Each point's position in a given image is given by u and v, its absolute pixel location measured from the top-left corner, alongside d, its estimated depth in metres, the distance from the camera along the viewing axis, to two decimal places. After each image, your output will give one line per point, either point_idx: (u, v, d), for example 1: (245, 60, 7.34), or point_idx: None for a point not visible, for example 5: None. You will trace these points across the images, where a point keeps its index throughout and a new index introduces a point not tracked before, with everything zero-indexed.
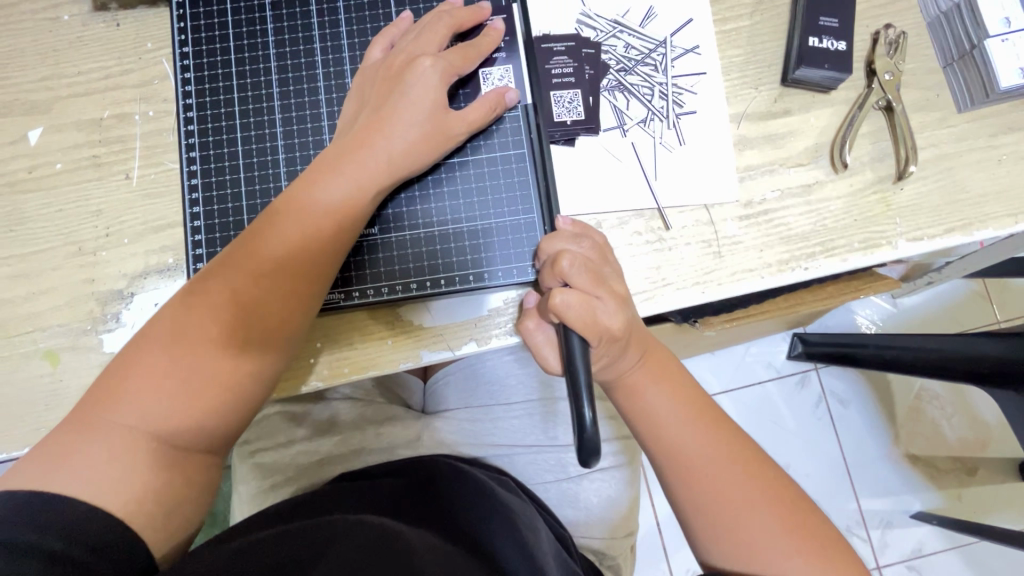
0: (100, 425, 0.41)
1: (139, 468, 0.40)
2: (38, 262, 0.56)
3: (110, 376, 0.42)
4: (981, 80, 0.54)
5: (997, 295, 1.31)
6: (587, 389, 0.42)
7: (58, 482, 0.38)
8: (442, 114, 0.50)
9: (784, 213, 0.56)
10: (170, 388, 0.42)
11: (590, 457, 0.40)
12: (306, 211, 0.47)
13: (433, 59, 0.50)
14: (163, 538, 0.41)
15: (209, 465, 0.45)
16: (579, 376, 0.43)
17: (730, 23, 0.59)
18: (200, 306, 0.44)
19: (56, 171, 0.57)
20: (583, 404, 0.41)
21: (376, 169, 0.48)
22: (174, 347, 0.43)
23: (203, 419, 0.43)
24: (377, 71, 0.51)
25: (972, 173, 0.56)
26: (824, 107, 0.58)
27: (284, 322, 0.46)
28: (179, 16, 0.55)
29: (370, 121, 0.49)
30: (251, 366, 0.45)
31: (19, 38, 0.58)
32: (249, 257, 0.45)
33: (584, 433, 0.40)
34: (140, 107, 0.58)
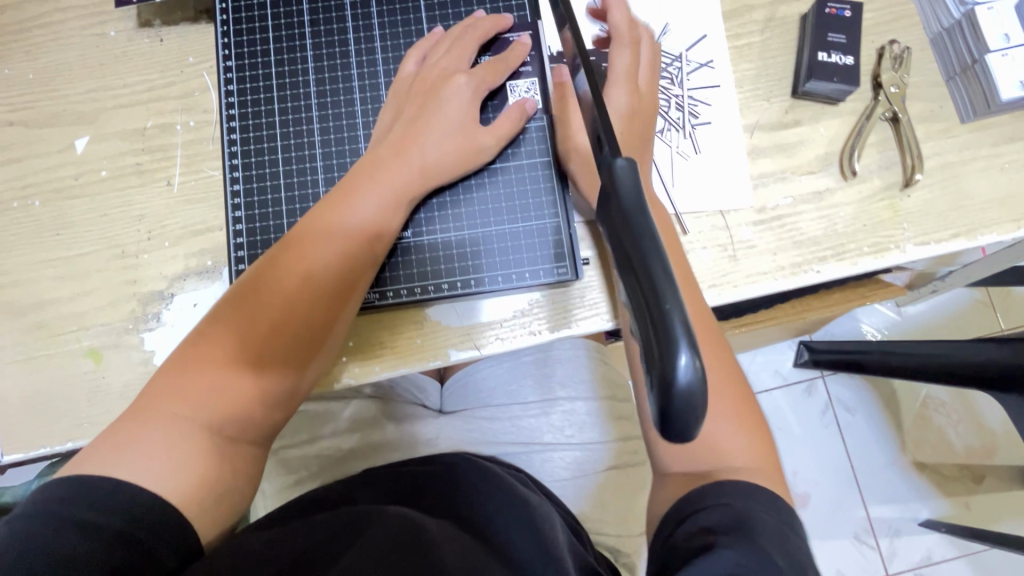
0: (160, 415, 0.44)
1: (195, 456, 0.43)
2: (83, 264, 0.58)
3: (165, 376, 0.45)
4: (983, 93, 0.57)
5: (1000, 303, 1.33)
6: (683, 331, 0.24)
7: (121, 467, 0.41)
8: (472, 126, 0.53)
9: (797, 218, 0.58)
10: (217, 390, 0.45)
11: (682, 435, 0.24)
12: (346, 214, 0.49)
13: (466, 76, 0.53)
14: (213, 524, 0.44)
15: (252, 456, 0.48)
16: (674, 319, 0.24)
17: (742, 39, 0.62)
18: (247, 306, 0.47)
19: (101, 178, 0.60)
20: (677, 353, 0.23)
21: (411, 176, 0.51)
22: (219, 352, 0.46)
23: (253, 410, 0.46)
24: (411, 84, 0.54)
25: (975, 181, 0.59)
26: (833, 118, 0.60)
27: (325, 318, 0.48)
28: (222, 33, 0.59)
29: (405, 131, 0.52)
30: (296, 361, 0.48)
31: (68, 53, 0.62)
32: (293, 257, 0.48)
33: (677, 392, 0.23)
34: (181, 118, 0.61)
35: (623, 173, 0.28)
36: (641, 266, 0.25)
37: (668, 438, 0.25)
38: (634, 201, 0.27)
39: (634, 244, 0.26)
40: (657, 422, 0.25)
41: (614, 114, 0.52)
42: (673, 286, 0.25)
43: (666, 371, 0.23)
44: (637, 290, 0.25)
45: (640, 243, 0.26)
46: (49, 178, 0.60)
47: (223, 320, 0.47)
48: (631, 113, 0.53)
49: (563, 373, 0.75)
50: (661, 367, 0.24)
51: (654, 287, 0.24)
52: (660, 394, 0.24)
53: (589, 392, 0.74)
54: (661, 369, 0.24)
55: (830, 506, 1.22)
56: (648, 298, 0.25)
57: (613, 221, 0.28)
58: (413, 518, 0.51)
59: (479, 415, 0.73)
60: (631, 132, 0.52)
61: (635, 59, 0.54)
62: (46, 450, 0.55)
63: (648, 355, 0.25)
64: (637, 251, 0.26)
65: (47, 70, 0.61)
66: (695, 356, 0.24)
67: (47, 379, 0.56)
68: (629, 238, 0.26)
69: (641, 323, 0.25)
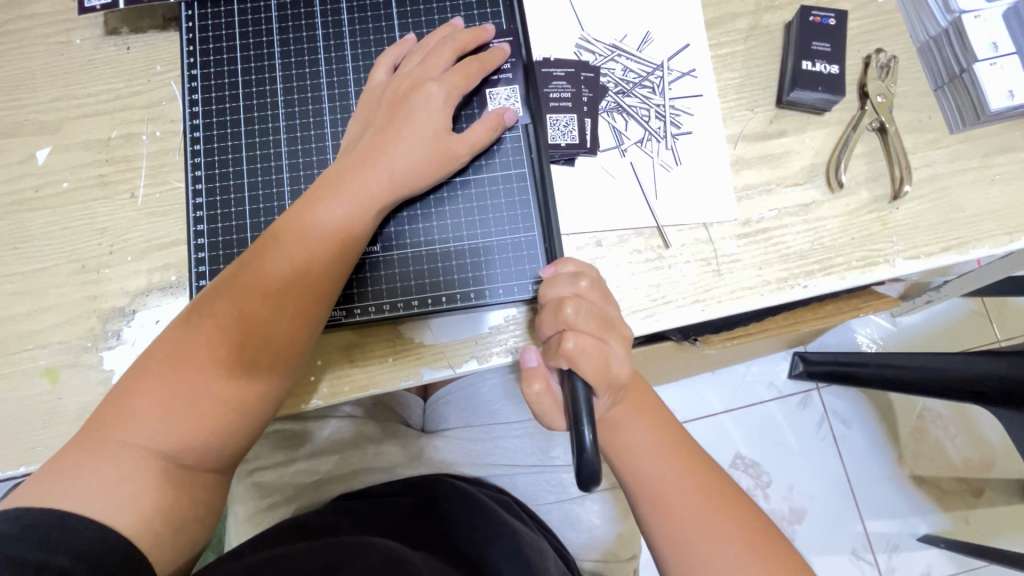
0: (112, 438, 0.42)
1: (149, 484, 0.42)
2: (42, 280, 0.56)
3: (118, 396, 0.44)
4: (972, 103, 0.56)
5: (996, 315, 1.32)
6: (586, 415, 0.40)
7: (71, 499, 0.40)
8: (444, 135, 0.51)
9: (783, 231, 0.57)
10: (176, 413, 0.43)
11: (589, 481, 0.37)
12: (312, 228, 0.47)
13: (439, 84, 0.52)
14: (168, 557, 0.42)
15: (213, 487, 0.47)
16: (579, 401, 0.41)
17: (726, 48, 0.60)
18: (205, 323, 0.45)
19: (62, 190, 0.58)
20: (583, 428, 0.39)
21: (379, 189, 0.49)
22: (175, 370, 0.44)
23: (214, 435, 0.45)
24: (383, 93, 0.53)
25: (966, 192, 0.57)
26: (819, 128, 0.59)
27: (288, 338, 0.47)
28: (188, 40, 0.57)
29: (374, 141, 0.50)
30: (258, 386, 0.46)
31: (31, 61, 0.60)
32: (254, 273, 0.46)
33: (584, 453, 0.38)
34: (147, 128, 0.59)
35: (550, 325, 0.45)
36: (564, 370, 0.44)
37: (583, 485, 0.38)
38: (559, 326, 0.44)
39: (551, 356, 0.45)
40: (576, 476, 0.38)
41: (581, 324, 0.43)
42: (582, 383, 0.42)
43: (578, 437, 0.38)
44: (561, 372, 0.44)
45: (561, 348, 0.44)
46: (10, 189, 0.58)
47: (184, 336, 0.45)
48: (593, 316, 0.44)
49: None
50: (576, 434, 0.39)
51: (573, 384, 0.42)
52: (576, 452, 0.38)
53: None
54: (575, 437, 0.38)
55: (829, 522, 1.19)
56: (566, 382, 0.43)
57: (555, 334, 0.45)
58: (393, 556, 0.48)
59: (460, 435, 0.71)
60: (601, 329, 0.44)
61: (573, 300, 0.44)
62: None
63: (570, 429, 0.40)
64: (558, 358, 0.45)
65: (10, 79, 0.60)
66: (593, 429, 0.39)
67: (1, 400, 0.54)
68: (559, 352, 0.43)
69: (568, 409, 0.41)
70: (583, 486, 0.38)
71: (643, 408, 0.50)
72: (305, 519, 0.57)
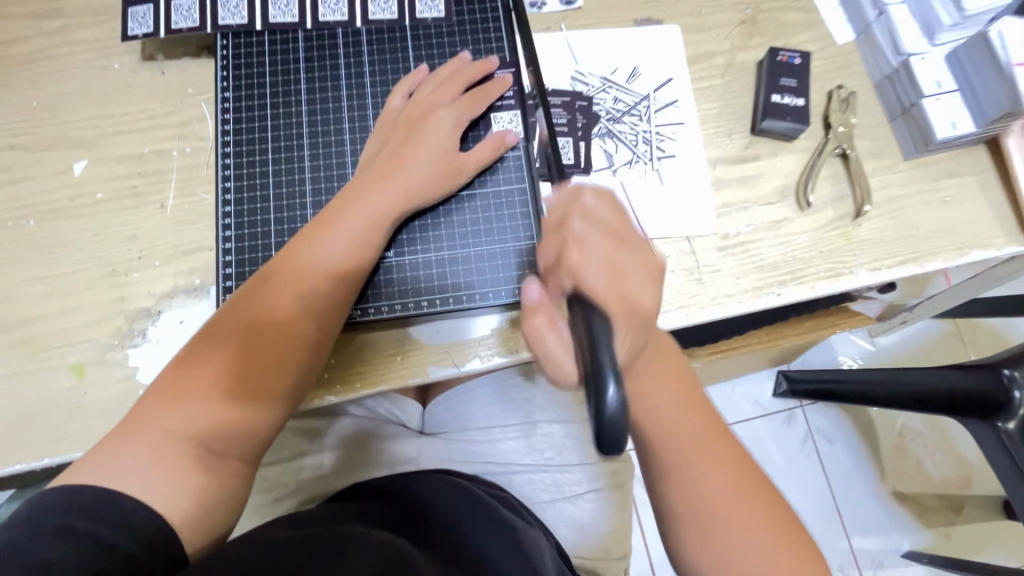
0: (150, 423, 0.46)
1: (181, 465, 0.45)
2: (73, 282, 0.60)
3: (156, 392, 0.48)
4: (922, 133, 0.63)
5: (967, 335, 1.39)
6: (612, 371, 0.32)
7: (111, 478, 0.43)
8: (454, 154, 0.57)
9: (758, 245, 0.62)
10: (210, 405, 0.47)
11: (612, 445, 0.32)
12: (335, 234, 0.53)
13: (450, 111, 0.58)
14: (199, 531, 0.45)
15: (238, 475, 0.49)
16: (603, 356, 0.33)
17: (705, 82, 0.67)
18: (238, 326, 0.50)
19: (96, 200, 0.62)
20: (607, 386, 0.32)
21: (395, 203, 0.55)
22: (208, 369, 0.48)
23: (245, 424, 0.49)
24: (398, 116, 0.59)
25: (920, 212, 0.64)
26: (789, 154, 0.65)
27: (311, 333, 0.51)
28: (222, 66, 0.62)
29: (390, 161, 0.56)
30: (285, 379, 0.50)
31: (72, 83, 0.65)
32: (281, 275, 0.51)
33: (605, 411, 0.31)
34: (179, 145, 0.64)
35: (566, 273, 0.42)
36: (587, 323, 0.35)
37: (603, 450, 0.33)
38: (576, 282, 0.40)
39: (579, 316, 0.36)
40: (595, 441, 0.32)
41: (589, 233, 0.43)
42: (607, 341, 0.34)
43: (600, 397, 0.32)
44: (586, 343, 0.34)
45: (582, 310, 0.36)
46: (46, 199, 0.62)
47: (216, 339, 0.50)
48: (603, 230, 0.44)
49: (543, 397, 0.76)
50: (598, 395, 0.32)
51: (595, 339, 0.34)
52: (595, 414, 0.32)
53: (568, 415, 0.76)
54: (596, 399, 0.32)
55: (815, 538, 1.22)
56: (591, 356, 0.33)
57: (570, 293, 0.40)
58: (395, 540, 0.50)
59: (460, 437, 0.74)
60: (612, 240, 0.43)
61: (582, 213, 0.44)
62: (21, 466, 0.55)
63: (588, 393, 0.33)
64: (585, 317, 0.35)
65: (52, 98, 0.65)
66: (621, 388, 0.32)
67: (28, 395, 0.57)
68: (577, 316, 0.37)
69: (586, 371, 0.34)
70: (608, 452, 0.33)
71: (669, 378, 0.50)
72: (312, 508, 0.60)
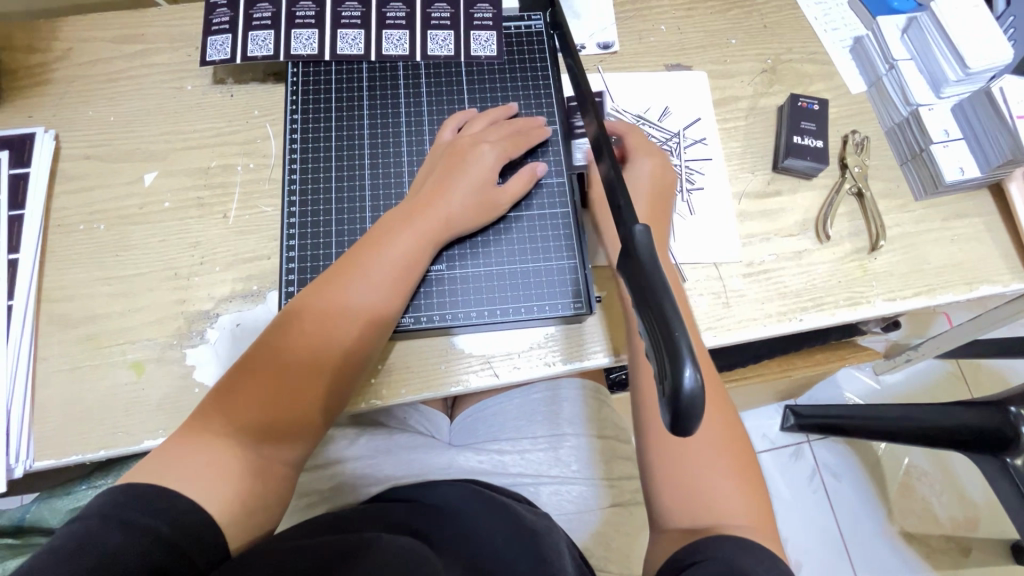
0: (208, 424, 0.50)
1: (231, 469, 0.48)
2: (137, 284, 0.63)
3: (213, 399, 0.51)
4: (931, 176, 0.69)
5: (970, 375, 1.42)
6: (688, 354, 0.32)
7: (170, 479, 0.46)
8: (491, 189, 0.62)
9: (781, 273, 0.67)
10: (255, 415, 0.50)
11: (690, 422, 0.32)
12: (378, 257, 0.56)
13: (490, 147, 0.63)
14: (244, 533, 0.48)
15: (282, 478, 0.52)
16: (678, 337, 0.33)
17: (730, 123, 0.73)
18: (286, 342, 0.53)
19: (163, 208, 0.66)
20: (683, 368, 0.32)
21: (434, 232, 0.59)
22: (257, 381, 0.52)
23: (287, 435, 0.52)
24: (442, 151, 0.64)
25: (930, 249, 0.68)
26: (808, 191, 0.71)
27: (355, 346, 0.55)
28: (292, 92, 0.68)
29: (432, 192, 0.60)
30: (326, 394, 0.54)
31: (148, 102, 0.71)
32: (328, 291, 0.55)
33: (683, 394, 0.32)
34: (243, 161, 0.69)
35: (641, 235, 0.39)
36: (658, 304, 0.35)
37: (675, 431, 0.33)
38: (647, 253, 0.38)
39: (651, 294, 0.36)
40: (668, 422, 0.33)
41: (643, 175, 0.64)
42: (681, 320, 0.34)
43: (675, 381, 0.32)
44: (656, 321, 0.35)
45: (650, 286, 0.37)
46: (117, 206, 0.66)
47: (265, 354, 0.53)
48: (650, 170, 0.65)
49: (570, 411, 0.79)
50: (673, 379, 0.32)
51: (668, 322, 0.34)
52: (671, 398, 0.32)
53: (591, 430, 0.79)
54: (672, 382, 0.32)
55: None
56: (663, 334, 0.34)
57: (632, 267, 0.39)
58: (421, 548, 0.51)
59: (488, 448, 0.75)
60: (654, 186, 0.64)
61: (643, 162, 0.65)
62: (77, 457, 0.57)
63: (662, 377, 0.34)
64: (655, 295, 0.36)
65: (128, 115, 0.70)
66: (697, 370, 0.32)
67: (88, 389, 0.59)
68: (644, 289, 0.37)
69: (657, 353, 0.34)
70: (678, 434, 0.33)
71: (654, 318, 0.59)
72: (338, 517, 0.60)
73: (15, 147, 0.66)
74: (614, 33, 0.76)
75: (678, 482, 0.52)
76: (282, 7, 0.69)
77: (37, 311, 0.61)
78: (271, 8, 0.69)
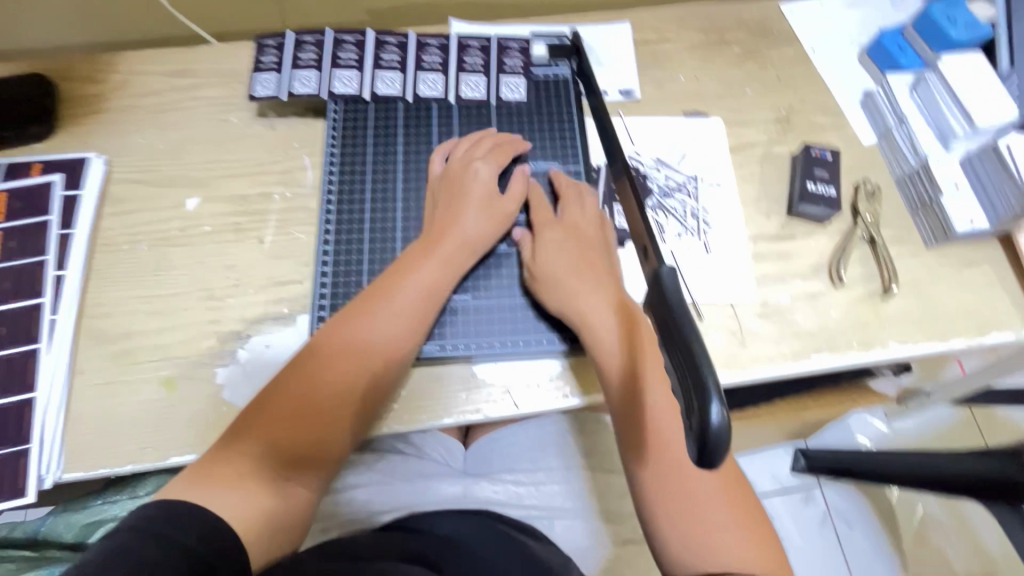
0: (237, 440, 0.52)
1: (260, 485, 0.51)
2: (173, 303, 0.66)
3: (245, 423, 0.54)
4: (941, 225, 0.71)
5: (983, 424, 1.41)
6: (716, 393, 0.35)
7: (200, 494, 0.48)
8: (502, 205, 0.65)
9: (795, 314, 0.68)
10: (287, 435, 0.53)
11: (715, 457, 0.34)
12: (402, 283, 0.59)
13: (483, 163, 0.67)
14: (266, 551, 0.50)
15: (306, 496, 0.54)
16: (706, 376, 0.36)
17: (746, 168, 0.76)
18: (312, 366, 0.56)
19: (203, 232, 0.70)
20: (712, 406, 0.34)
21: (453, 252, 0.62)
22: (286, 403, 0.54)
23: (323, 450, 0.54)
24: (438, 179, 0.68)
25: (942, 295, 0.70)
26: (822, 235, 0.73)
27: (380, 368, 0.57)
28: (331, 127, 0.73)
29: (447, 219, 0.64)
30: (360, 410, 0.56)
31: (195, 131, 0.75)
32: (351, 317, 0.58)
33: (710, 430, 0.34)
34: (280, 189, 0.72)
35: (669, 278, 0.42)
36: (686, 343, 0.38)
37: (703, 464, 0.35)
38: (676, 294, 0.41)
39: (680, 334, 0.39)
40: (694, 456, 0.35)
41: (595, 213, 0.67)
42: (709, 360, 0.37)
43: (703, 417, 0.34)
44: (683, 360, 0.38)
45: (678, 326, 0.39)
46: (159, 229, 0.70)
47: (289, 379, 0.55)
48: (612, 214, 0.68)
49: (583, 445, 0.81)
50: (701, 416, 0.35)
51: (696, 361, 0.36)
52: (699, 433, 0.35)
53: (604, 465, 0.82)
54: (700, 418, 0.35)
55: None
56: (692, 373, 0.36)
57: (661, 308, 0.42)
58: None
59: (503, 478, 0.76)
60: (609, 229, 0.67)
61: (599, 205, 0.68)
62: (105, 471, 0.59)
63: (690, 412, 0.36)
64: (683, 335, 0.38)
65: (175, 143, 0.74)
66: (725, 408, 0.34)
67: (120, 404, 0.61)
68: (672, 328, 0.40)
69: (685, 390, 0.37)
70: (703, 467, 0.35)
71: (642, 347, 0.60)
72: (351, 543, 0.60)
73: (68, 170, 0.70)
74: (635, 81, 0.80)
75: (682, 521, 0.55)
76: (326, 50, 0.75)
77: (77, 326, 0.64)
78: (316, 50, 0.75)
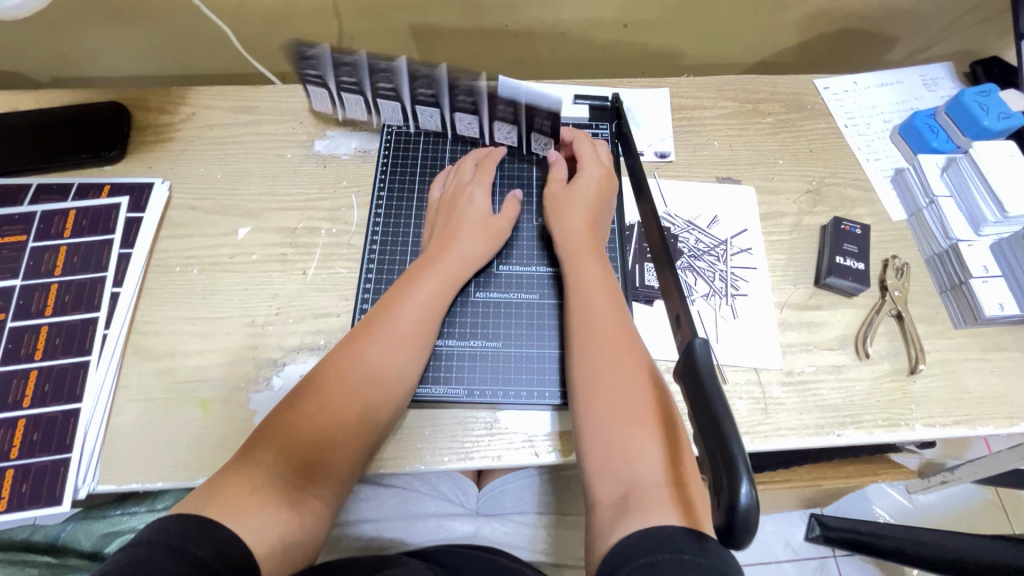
0: (252, 448, 0.54)
1: (267, 492, 0.51)
2: (217, 327, 0.69)
3: (259, 430, 0.56)
4: (970, 308, 0.71)
5: (1012, 507, 1.35)
6: (745, 473, 0.36)
7: (213, 502, 0.48)
8: (494, 222, 0.72)
9: (819, 385, 0.69)
10: (296, 426, 0.55)
11: (742, 538, 0.35)
12: (401, 292, 0.64)
13: (477, 187, 0.74)
14: (279, 565, 0.49)
15: (317, 518, 0.54)
16: (734, 452, 0.37)
17: (775, 236, 0.78)
18: (317, 371, 0.59)
19: (251, 260, 0.73)
20: (741, 484, 0.35)
21: (449, 265, 0.67)
22: (291, 402, 0.57)
23: (322, 444, 0.55)
24: (434, 202, 0.75)
25: (970, 378, 0.70)
26: (849, 307, 0.74)
27: (386, 360, 0.60)
28: (381, 172, 0.79)
29: (444, 238, 0.69)
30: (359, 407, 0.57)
31: (252, 165, 0.80)
32: (364, 320, 0.63)
33: (737, 507, 0.35)
34: (327, 225, 0.76)
35: (701, 348, 0.44)
36: (716, 417, 0.39)
37: (727, 542, 0.36)
38: (706, 366, 0.43)
39: (710, 407, 0.40)
40: (720, 532, 0.36)
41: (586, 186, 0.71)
42: (737, 436, 0.38)
43: (731, 495, 0.35)
44: (713, 436, 0.38)
45: (709, 402, 0.40)
46: (210, 254, 0.74)
47: (298, 387, 0.59)
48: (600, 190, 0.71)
49: None
50: (729, 493, 0.35)
51: (724, 436, 0.38)
52: (726, 512, 0.35)
53: None
54: (729, 495, 0.35)
55: None
56: (721, 448, 0.37)
57: (691, 377, 0.43)
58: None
59: (516, 520, 0.78)
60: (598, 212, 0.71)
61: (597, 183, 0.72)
62: (137, 486, 0.61)
63: (718, 486, 0.37)
64: (713, 410, 0.40)
65: (233, 174, 0.79)
66: (752, 488, 0.35)
67: (157, 420, 0.64)
68: (701, 397, 0.41)
69: (712, 462, 0.38)
70: (728, 545, 0.36)
71: (611, 333, 0.60)
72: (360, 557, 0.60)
73: (135, 193, 0.75)
74: (671, 145, 0.83)
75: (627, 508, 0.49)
76: (363, 77, 0.75)
77: (126, 342, 0.67)
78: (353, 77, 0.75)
